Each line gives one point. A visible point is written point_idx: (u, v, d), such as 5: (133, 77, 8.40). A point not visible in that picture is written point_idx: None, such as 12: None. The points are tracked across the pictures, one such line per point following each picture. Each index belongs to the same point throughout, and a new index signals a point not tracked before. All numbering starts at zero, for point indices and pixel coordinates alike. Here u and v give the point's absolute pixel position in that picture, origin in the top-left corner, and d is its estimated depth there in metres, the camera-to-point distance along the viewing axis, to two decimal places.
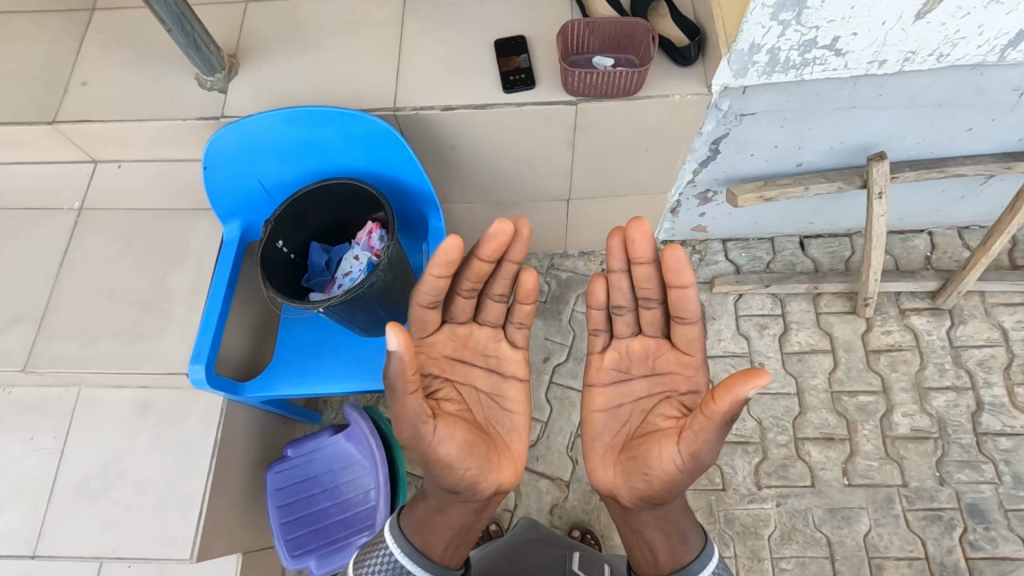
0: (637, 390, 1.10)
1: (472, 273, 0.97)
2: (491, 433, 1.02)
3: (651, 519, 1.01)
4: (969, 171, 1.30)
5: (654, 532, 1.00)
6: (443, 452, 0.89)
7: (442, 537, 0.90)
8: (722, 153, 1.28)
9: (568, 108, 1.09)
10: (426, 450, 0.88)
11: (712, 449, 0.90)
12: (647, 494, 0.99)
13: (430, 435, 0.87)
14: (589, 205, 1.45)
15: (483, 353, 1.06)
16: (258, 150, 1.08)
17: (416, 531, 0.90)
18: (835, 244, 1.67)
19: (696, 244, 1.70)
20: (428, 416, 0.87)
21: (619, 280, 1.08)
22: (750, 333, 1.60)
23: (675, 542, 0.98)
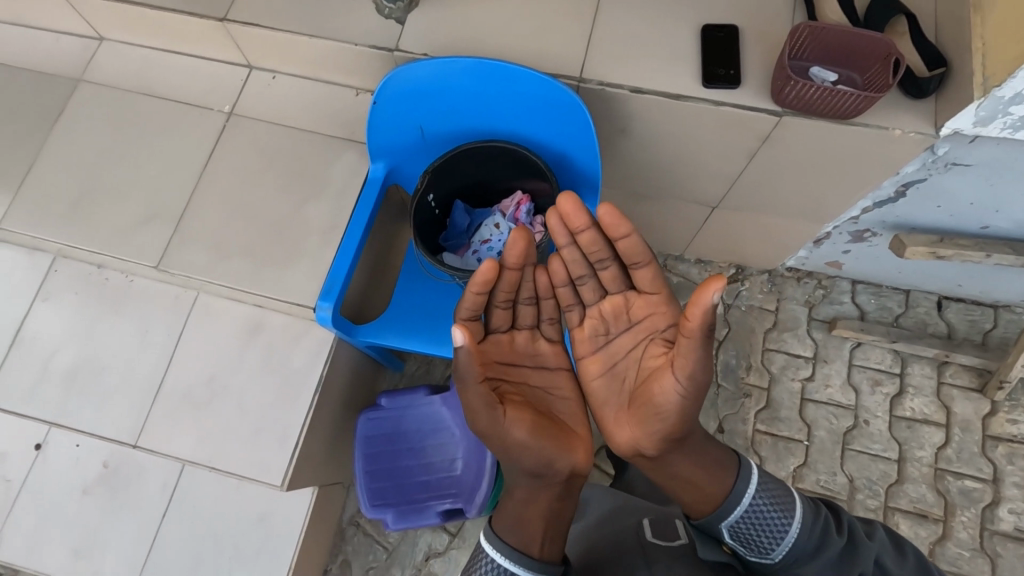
0: (624, 345, 0.91)
1: (504, 285, 0.90)
2: (555, 419, 0.93)
3: (687, 460, 0.84)
4: None
5: (688, 467, 0.83)
6: (513, 439, 0.84)
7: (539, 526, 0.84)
8: (907, 197, 1.15)
9: (770, 119, 0.98)
10: (498, 436, 0.85)
11: (706, 369, 0.76)
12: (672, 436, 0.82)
13: (493, 423, 0.84)
14: (734, 217, 1.35)
15: (530, 356, 0.97)
16: (427, 96, 1.01)
17: (512, 528, 0.84)
18: (977, 313, 1.53)
19: (823, 278, 1.59)
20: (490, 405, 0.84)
21: (570, 253, 0.91)
22: (861, 386, 1.50)
23: (710, 474, 0.83)
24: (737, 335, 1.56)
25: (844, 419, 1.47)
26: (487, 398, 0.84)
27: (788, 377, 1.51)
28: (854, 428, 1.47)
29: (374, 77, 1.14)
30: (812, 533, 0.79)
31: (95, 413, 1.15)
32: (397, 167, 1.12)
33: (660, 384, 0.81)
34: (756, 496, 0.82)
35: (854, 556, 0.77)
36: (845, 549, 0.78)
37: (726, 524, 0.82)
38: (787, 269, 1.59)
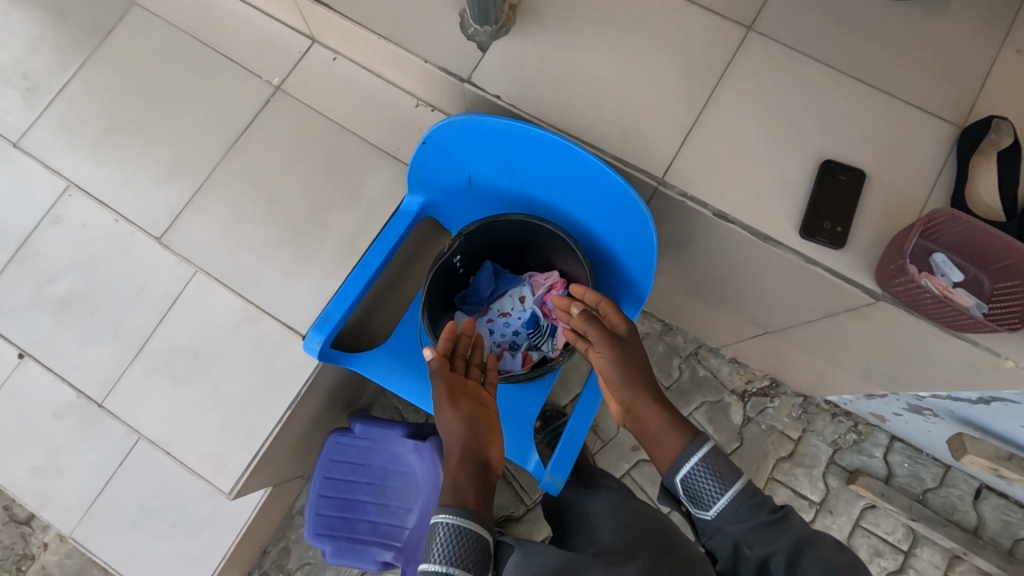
0: None
1: (461, 346, 0.86)
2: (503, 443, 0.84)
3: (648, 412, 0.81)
4: None
5: (649, 408, 0.81)
6: (456, 435, 0.78)
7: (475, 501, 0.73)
8: (989, 407, 0.99)
9: (864, 297, 0.82)
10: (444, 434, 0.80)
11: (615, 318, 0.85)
12: (634, 389, 0.82)
13: (450, 421, 0.79)
14: (788, 347, 1.20)
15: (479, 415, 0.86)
16: (485, 148, 0.88)
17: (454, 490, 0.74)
18: (1016, 516, 1.37)
19: (861, 423, 1.44)
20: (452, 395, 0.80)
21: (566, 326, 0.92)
22: (859, 551, 1.37)
23: (670, 417, 0.79)
24: (747, 453, 1.43)
25: None
26: (454, 391, 0.81)
27: None
28: None
29: (439, 96, 1.00)
30: (744, 501, 0.71)
31: (71, 354, 1.10)
32: (426, 211, 1.01)
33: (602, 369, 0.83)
34: (707, 457, 0.74)
35: (783, 525, 0.69)
36: (772, 520, 0.69)
37: (678, 478, 0.75)
38: (825, 401, 1.44)
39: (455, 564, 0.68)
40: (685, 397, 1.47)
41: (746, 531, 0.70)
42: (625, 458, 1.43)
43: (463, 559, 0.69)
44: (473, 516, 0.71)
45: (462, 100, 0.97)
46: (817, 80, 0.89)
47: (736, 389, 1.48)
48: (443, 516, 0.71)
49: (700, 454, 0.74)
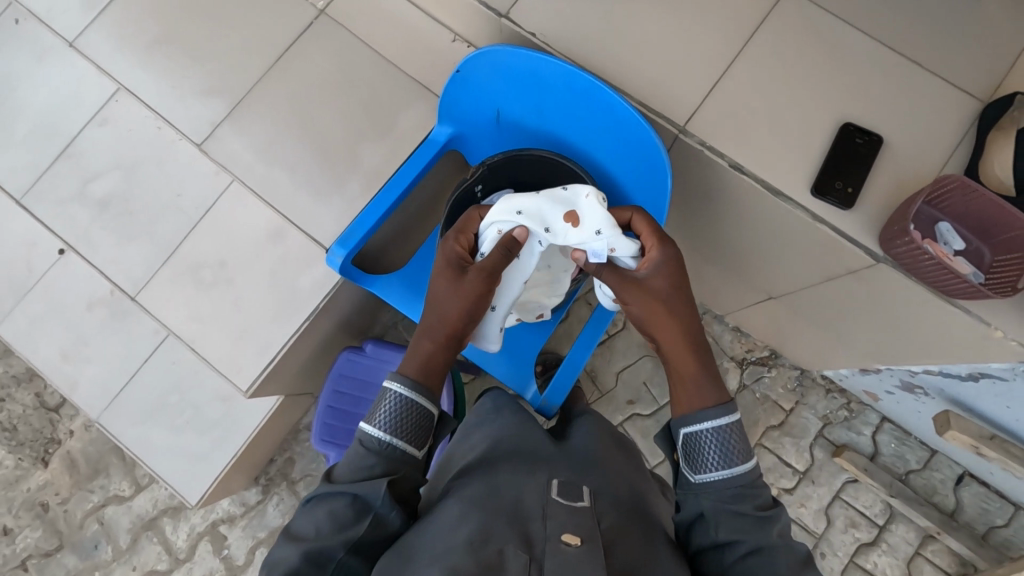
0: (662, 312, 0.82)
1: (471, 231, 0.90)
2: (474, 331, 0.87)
3: (671, 340, 0.82)
4: None
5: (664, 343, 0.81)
6: (449, 310, 0.83)
7: (425, 366, 0.81)
8: (978, 383, 1.02)
9: (865, 259, 0.85)
10: (434, 299, 0.85)
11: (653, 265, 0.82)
12: (657, 328, 0.81)
13: (453, 291, 0.84)
14: (787, 314, 1.23)
15: None
16: (516, 83, 0.91)
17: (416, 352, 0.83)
18: (994, 504, 1.41)
19: (854, 402, 1.47)
20: (473, 277, 0.83)
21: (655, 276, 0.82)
22: (835, 520, 1.43)
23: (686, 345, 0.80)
24: None
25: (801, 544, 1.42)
26: (483, 271, 0.83)
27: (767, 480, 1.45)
28: None
29: (477, 32, 1.04)
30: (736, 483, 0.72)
31: (110, 250, 1.17)
32: (449, 144, 1.04)
33: (634, 313, 0.83)
34: (728, 425, 0.75)
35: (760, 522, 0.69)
36: (755, 515, 0.69)
37: (688, 426, 0.77)
38: (820, 376, 1.48)
39: (396, 435, 0.74)
40: None
41: (726, 513, 0.70)
42: (619, 410, 1.49)
43: (404, 430, 0.75)
44: (424, 386, 0.79)
45: (498, 37, 1.00)
46: (847, 45, 0.90)
47: (735, 356, 1.52)
48: (395, 380, 0.78)
49: (713, 420, 0.75)
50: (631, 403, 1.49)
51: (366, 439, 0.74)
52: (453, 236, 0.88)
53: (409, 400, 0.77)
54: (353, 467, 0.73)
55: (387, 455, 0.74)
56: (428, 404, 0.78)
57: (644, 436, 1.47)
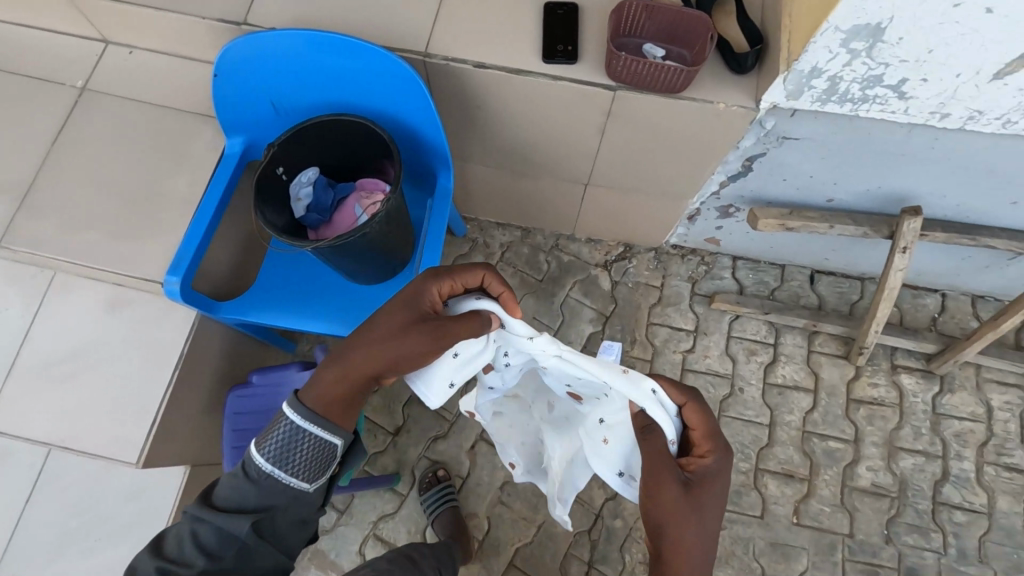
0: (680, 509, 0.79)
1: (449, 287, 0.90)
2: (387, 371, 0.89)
3: (684, 537, 0.78)
4: (1001, 245, 1.23)
5: (682, 525, 0.78)
6: (360, 353, 0.86)
7: (337, 399, 0.85)
8: (754, 171, 1.22)
9: (606, 94, 1.02)
10: (372, 332, 0.87)
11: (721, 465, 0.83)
12: (680, 528, 0.78)
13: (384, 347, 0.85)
14: (606, 194, 1.39)
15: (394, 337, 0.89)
16: (272, 68, 1.02)
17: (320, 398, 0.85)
18: (846, 285, 1.62)
19: (706, 255, 1.65)
20: (421, 330, 0.84)
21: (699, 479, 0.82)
22: (737, 356, 1.57)
23: (700, 561, 0.79)
24: (623, 311, 1.61)
25: (721, 388, 1.54)
26: (438, 335, 0.83)
27: (670, 349, 1.58)
28: (729, 395, 1.54)
29: None
30: None
31: None
32: (247, 152, 1.12)
33: (658, 502, 0.80)
34: None
35: None
36: None
37: None
38: (672, 246, 1.65)
39: (279, 465, 0.81)
40: (558, 282, 1.64)
41: None
42: None
43: (289, 462, 0.81)
44: (330, 423, 0.83)
45: None
46: None
47: (599, 262, 1.66)
48: (293, 411, 0.82)
49: None
50: None
51: (255, 464, 0.81)
52: (434, 279, 0.88)
53: (302, 435, 0.82)
54: (232, 497, 0.80)
55: (272, 487, 0.81)
56: (330, 439, 0.83)
57: None
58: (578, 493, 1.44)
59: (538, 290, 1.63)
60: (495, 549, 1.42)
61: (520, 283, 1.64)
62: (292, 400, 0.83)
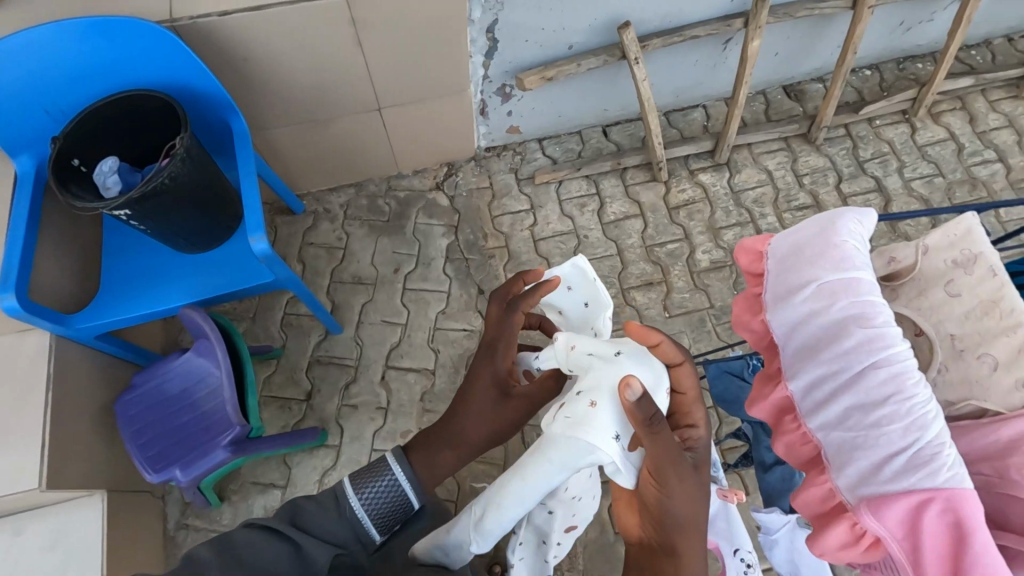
0: (677, 512, 0.68)
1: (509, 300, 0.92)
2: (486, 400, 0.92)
3: (680, 499, 0.67)
4: (701, 32, 1.54)
5: (675, 537, 0.69)
6: (448, 454, 0.90)
7: (430, 478, 0.89)
8: (499, 41, 1.46)
9: (341, 1, 1.21)
10: (468, 419, 0.90)
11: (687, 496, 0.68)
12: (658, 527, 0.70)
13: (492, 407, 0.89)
14: (400, 113, 1.57)
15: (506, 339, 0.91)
16: (30, 75, 1.09)
17: (420, 457, 0.90)
18: (633, 127, 1.90)
19: (516, 147, 1.87)
20: (502, 402, 0.89)
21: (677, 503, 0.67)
22: (573, 213, 1.80)
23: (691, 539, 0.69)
24: (467, 216, 1.79)
25: (570, 242, 1.76)
26: (509, 411, 0.89)
27: (518, 230, 1.77)
28: (579, 245, 1.76)
29: None
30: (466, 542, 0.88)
31: None
32: (42, 168, 1.17)
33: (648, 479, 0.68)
34: None
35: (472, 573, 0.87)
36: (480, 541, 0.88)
37: None
38: (485, 149, 1.86)
39: (370, 517, 0.85)
40: (403, 216, 1.78)
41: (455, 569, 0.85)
42: (395, 281, 1.70)
43: (377, 516, 0.86)
44: (419, 485, 0.88)
45: None
46: None
47: (432, 186, 1.82)
48: (400, 469, 0.87)
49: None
50: (397, 269, 1.71)
51: (349, 504, 0.84)
52: (501, 355, 0.90)
53: (398, 488, 0.87)
54: (325, 528, 0.82)
55: (356, 531, 0.84)
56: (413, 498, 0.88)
57: (425, 278, 1.70)
58: None
59: (389, 229, 1.76)
60: None
61: (370, 229, 1.76)
62: (397, 455, 0.88)
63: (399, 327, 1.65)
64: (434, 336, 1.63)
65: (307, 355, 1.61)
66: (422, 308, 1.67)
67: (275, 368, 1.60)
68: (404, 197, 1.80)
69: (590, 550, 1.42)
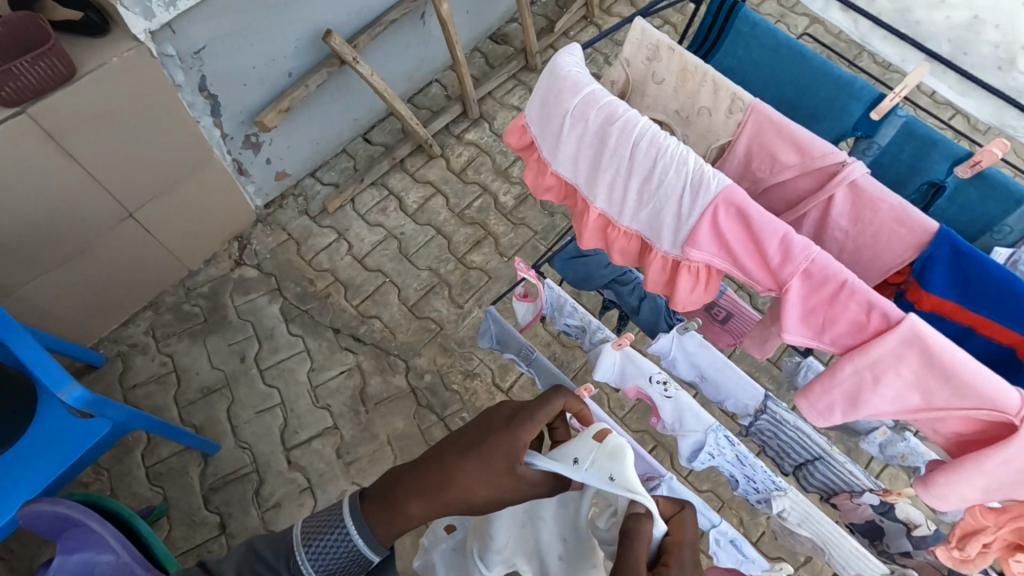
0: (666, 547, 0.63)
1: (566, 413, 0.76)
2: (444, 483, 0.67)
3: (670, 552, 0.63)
4: (398, 15, 1.65)
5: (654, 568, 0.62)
6: (417, 508, 0.67)
7: (391, 535, 0.70)
8: (218, 95, 1.42)
9: (21, 119, 1.10)
10: (447, 491, 0.66)
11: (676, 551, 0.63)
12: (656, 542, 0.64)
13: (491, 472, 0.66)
14: (157, 208, 1.47)
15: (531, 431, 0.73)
16: None
17: (380, 513, 0.69)
18: (388, 123, 1.97)
19: (293, 190, 1.85)
20: (501, 470, 0.64)
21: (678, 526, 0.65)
22: (379, 220, 1.84)
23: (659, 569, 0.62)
24: (284, 274, 1.73)
25: (391, 245, 1.80)
26: (502, 484, 0.64)
27: (339, 259, 1.76)
28: (400, 243, 1.80)
29: None
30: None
31: None
32: None
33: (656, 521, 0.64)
34: None
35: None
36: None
37: None
38: (265, 207, 1.81)
39: (321, 572, 0.69)
40: (220, 307, 1.67)
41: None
42: (248, 369, 1.60)
43: (330, 570, 0.69)
44: (373, 543, 0.70)
45: None
46: None
47: (232, 265, 1.73)
48: (350, 522, 0.70)
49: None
50: (243, 358, 1.61)
51: (297, 559, 0.69)
52: (528, 423, 0.65)
53: (347, 545, 0.70)
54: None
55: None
56: (368, 554, 0.71)
57: (276, 350, 1.62)
58: (383, 394, 1.58)
59: (212, 326, 1.64)
60: None
61: (192, 338, 1.62)
62: (352, 505, 0.70)
63: (278, 407, 1.55)
64: (317, 394, 1.57)
65: (198, 492, 1.45)
66: (290, 378, 1.59)
67: (170, 523, 1.42)
68: (212, 290, 1.69)
69: None
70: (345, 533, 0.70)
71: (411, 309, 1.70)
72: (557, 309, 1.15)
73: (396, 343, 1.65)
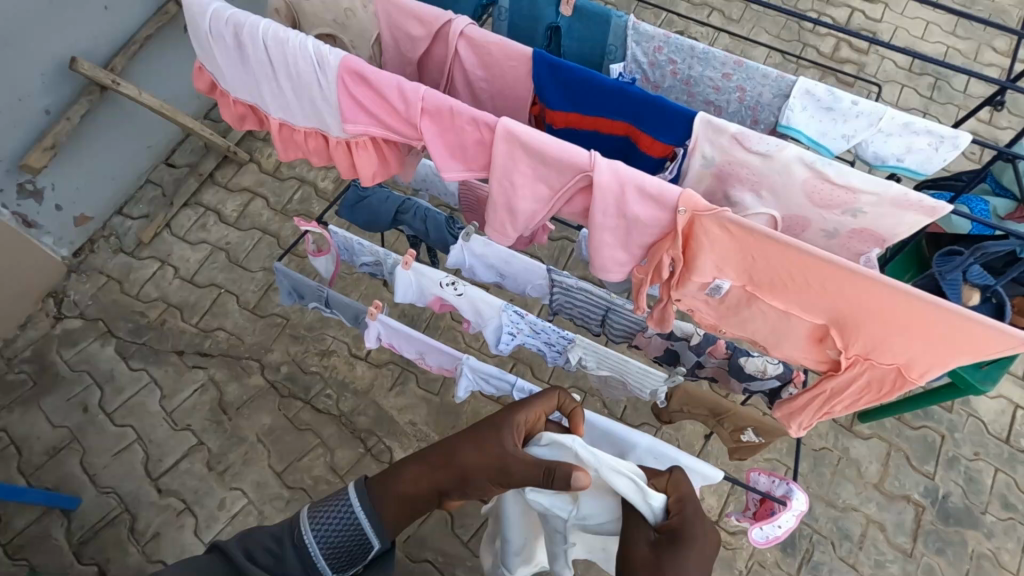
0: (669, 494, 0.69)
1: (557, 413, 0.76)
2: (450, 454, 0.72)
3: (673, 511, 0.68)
4: (148, 30, 1.62)
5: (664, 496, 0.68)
6: (412, 471, 0.74)
7: (396, 511, 0.74)
8: None
9: None
10: (454, 464, 0.71)
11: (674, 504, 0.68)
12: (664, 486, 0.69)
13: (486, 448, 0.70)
14: None
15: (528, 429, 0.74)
16: None
17: (383, 486, 0.74)
18: (188, 142, 1.94)
19: (102, 232, 1.79)
20: (492, 447, 0.70)
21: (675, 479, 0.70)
22: (201, 237, 1.81)
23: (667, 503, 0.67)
24: (111, 315, 1.68)
25: (219, 257, 1.78)
26: (490, 454, 0.69)
27: (167, 285, 1.73)
28: (228, 253, 1.79)
29: None
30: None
31: None
32: None
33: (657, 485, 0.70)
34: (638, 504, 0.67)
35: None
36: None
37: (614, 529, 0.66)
38: (75, 256, 1.75)
39: (326, 549, 0.72)
40: (49, 365, 1.60)
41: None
42: (95, 417, 1.54)
43: (333, 548, 0.72)
44: (375, 525, 0.73)
45: None
46: None
47: (52, 322, 1.66)
48: (355, 499, 0.74)
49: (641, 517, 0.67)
50: (86, 407, 1.55)
51: (303, 533, 0.72)
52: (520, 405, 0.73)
53: (352, 523, 0.73)
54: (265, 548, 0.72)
55: (305, 564, 0.72)
56: (370, 539, 0.73)
57: (120, 389, 1.58)
58: (243, 398, 1.58)
59: (45, 387, 1.57)
60: (260, 486, 1.48)
61: (23, 405, 1.55)
62: (360, 485, 0.75)
63: (135, 443, 1.52)
64: (174, 418, 1.54)
65: (66, 549, 1.40)
66: (141, 412, 1.55)
67: None
68: (35, 351, 1.62)
69: (431, 420, 1.57)
70: (352, 511, 0.73)
71: (253, 311, 1.70)
72: (351, 251, 1.21)
73: (245, 347, 1.65)
